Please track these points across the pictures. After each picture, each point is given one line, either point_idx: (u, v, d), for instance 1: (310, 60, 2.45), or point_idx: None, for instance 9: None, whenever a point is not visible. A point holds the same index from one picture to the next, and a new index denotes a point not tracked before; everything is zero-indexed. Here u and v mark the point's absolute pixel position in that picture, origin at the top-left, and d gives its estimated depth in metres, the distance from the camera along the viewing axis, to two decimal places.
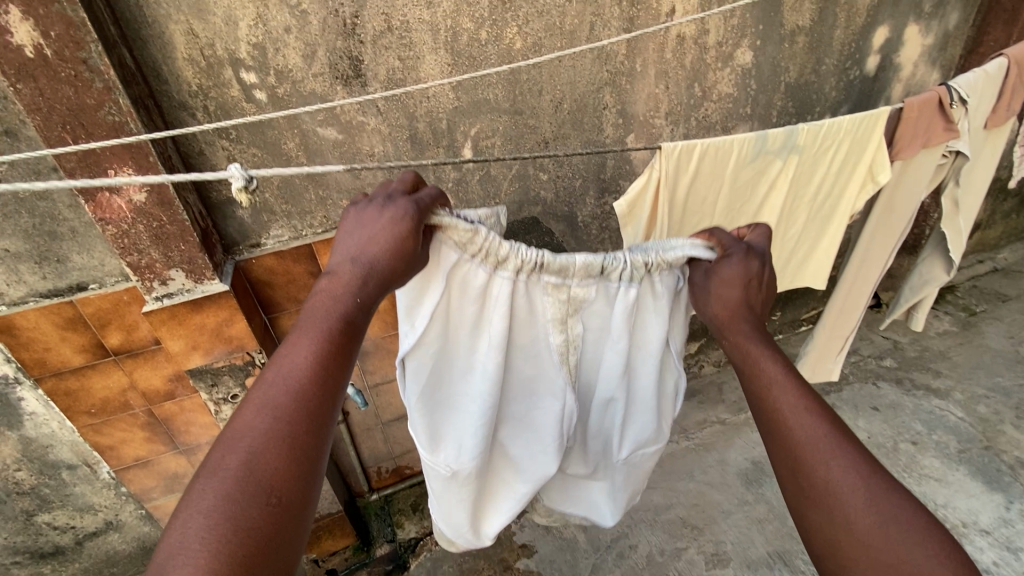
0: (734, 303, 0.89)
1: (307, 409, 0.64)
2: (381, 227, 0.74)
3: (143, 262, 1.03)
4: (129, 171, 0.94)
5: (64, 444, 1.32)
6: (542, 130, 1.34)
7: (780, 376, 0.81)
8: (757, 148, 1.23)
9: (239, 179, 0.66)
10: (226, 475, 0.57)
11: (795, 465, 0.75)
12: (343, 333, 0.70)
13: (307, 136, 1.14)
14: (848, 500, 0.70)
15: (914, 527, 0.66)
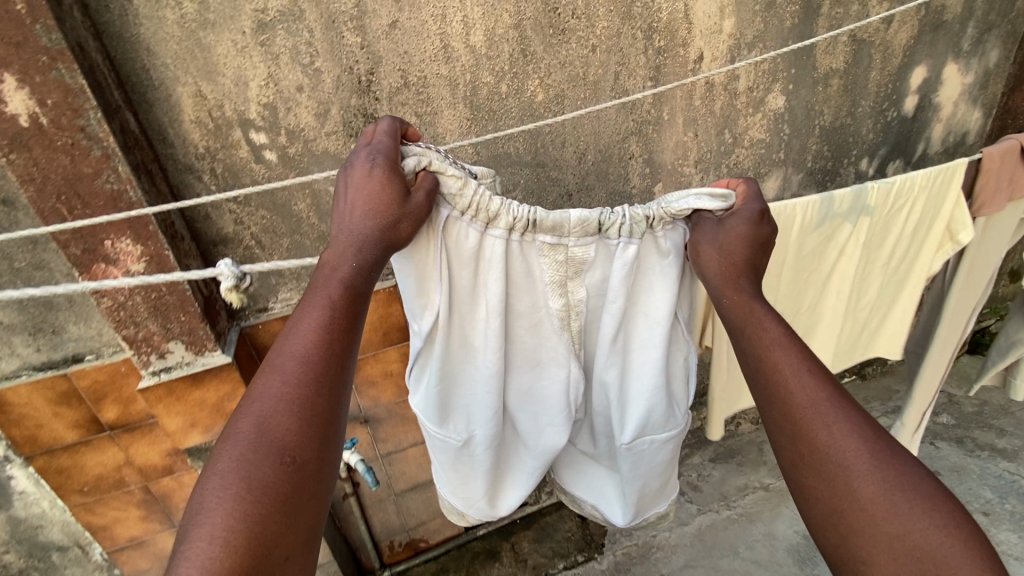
0: (739, 259, 0.82)
1: (317, 373, 0.62)
2: (370, 189, 0.69)
3: (140, 335, 0.95)
4: (127, 242, 0.88)
5: (55, 524, 1.22)
6: (566, 182, 1.26)
7: (777, 337, 0.75)
8: (823, 212, 1.16)
9: (229, 276, 0.71)
10: (239, 438, 0.57)
11: (795, 431, 0.69)
12: (349, 298, 0.66)
13: (318, 196, 1.08)
14: (850, 465, 0.64)
15: (918, 492, 0.61)
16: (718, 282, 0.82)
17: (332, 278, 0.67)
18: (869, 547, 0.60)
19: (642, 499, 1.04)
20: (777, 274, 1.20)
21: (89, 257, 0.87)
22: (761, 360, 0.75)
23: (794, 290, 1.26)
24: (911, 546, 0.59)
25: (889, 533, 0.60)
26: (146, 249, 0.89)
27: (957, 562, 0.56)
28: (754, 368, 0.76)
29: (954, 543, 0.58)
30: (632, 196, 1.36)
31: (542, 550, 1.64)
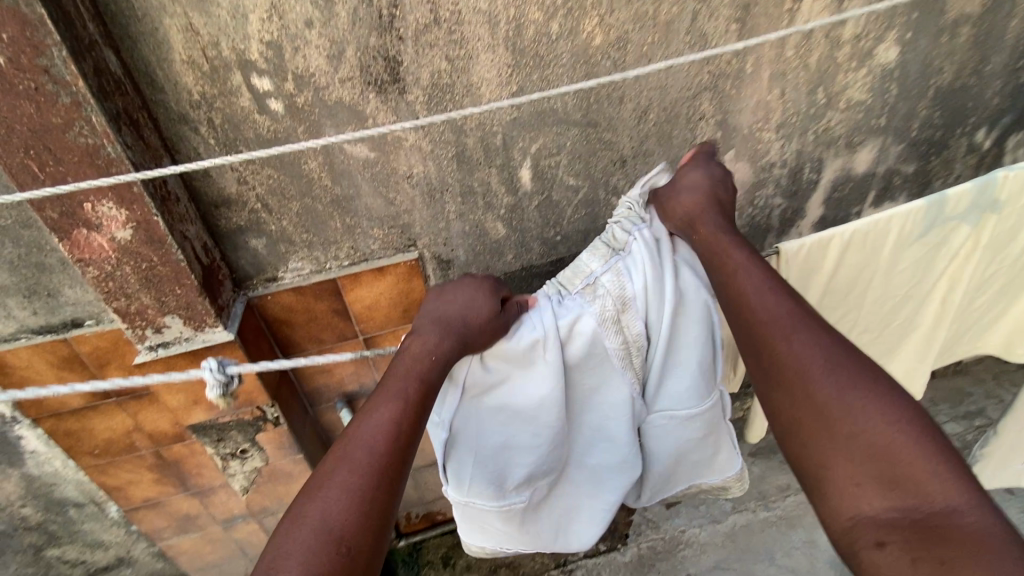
0: (700, 205, 0.89)
1: (382, 466, 0.67)
2: (459, 293, 0.83)
3: (133, 307, 0.87)
4: (109, 205, 0.77)
5: (70, 483, 1.21)
6: (620, 145, 1.07)
7: (743, 262, 0.83)
8: (927, 219, 1.10)
9: (216, 385, 0.79)
10: (306, 525, 0.61)
11: (765, 346, 0.75)
12: (421, 390, 0.74)
13: (332, 154, 0.93)
14: (808, 372, 0.69)
15: (876, 394, 0.65)
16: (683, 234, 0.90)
17: (409, 375, 0.75)
18: (828, 450, 0.65)
19: (678, 473, 1.01)
20: (860, 293, 1.19)
21: (68, 221, 0.77)
22: (730, 285, 0.82)
23: (887, 305, 1.24)
24: (867, 443, 0.63)
25: (846, 432, 0.64)
26: (132, 214, 0.78)
27: (912, 456, 0.60)
28: (725, 291, 0.82)
29: (906, 439, 0.61)
30: None
31: None
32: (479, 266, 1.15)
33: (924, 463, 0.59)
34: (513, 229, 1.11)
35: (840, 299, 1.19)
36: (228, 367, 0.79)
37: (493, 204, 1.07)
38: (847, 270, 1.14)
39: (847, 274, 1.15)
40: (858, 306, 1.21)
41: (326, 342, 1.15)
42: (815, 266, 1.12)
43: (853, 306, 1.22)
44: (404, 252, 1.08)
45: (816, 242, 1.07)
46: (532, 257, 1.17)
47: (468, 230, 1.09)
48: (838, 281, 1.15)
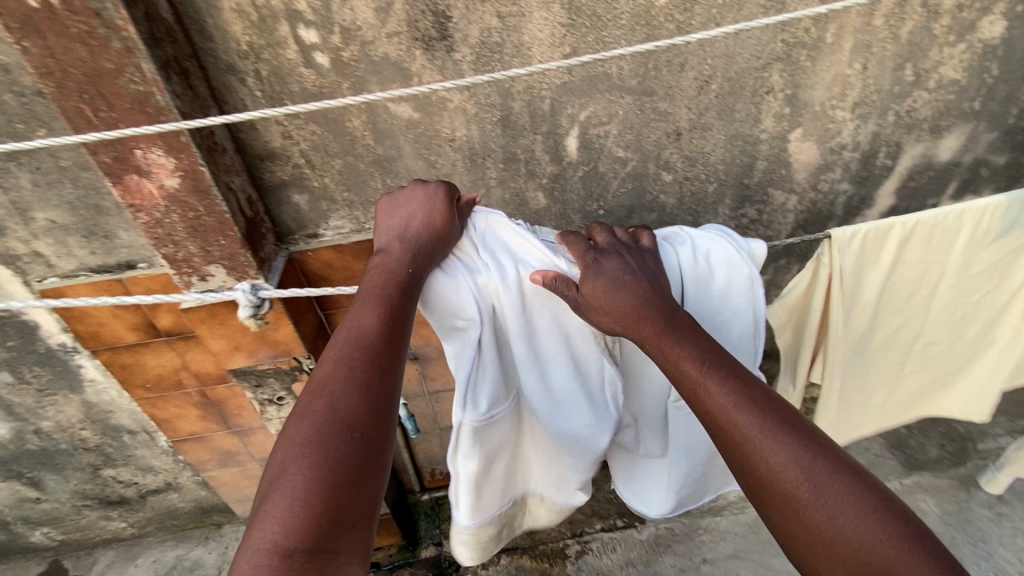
0: (627, 308, 0.78)
1: (378, 360, 0.69)
2: (420, 207, 0.81)
3: (180, 255, 0.90)
4: (158, 152, 0.79)
5: (124, 411, 1.30)
6: (676, 117, 1.00)
7: (700, 377, 0.72)
8: (1008, 217, 1.02)
9: (247, 304, 0.90)
10: (313, 418, 0.63)
11: (744, 467, 0.68)
12: (403, 291, 0.75)
13: (375, 112, 0.91)
14: (798, 496, 0.64)
15: (872, 516, 0.61)
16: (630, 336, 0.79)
17: (390, 283, 0.76)
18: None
19: (706, 480, 1.06)
20: (924, 294, 1.10)
21: (121, 166, 0.80)
22: (692, 401, 0.73)
23: (957, 312, 1.13)
24: (872, 565, 0.59)
25: (848, 560, 0.61)
26: (179, 163, 0.80)
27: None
28: (693, 408, 0.73)
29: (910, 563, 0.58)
30: (759, 143, 1.07)
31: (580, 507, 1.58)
32: None
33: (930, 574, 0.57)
34: (554, 200, 1.07)
35: (900, 303, 1.10)
36: (258, 291, 0.90)
37: (536, 172, 1.03)
38: (911, 266, 1.05)
39: (910, 275, 1.06)
40: (920, 311, 1.12)
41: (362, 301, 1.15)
42: (876, 261, 1.02)
43: (915, 312, 1.12)
44: None
45: (876, 230, 0.98)
46: (573, 230, 1.13)
47: (509, 198, 1.06)
48: (899, 278, 1.06)
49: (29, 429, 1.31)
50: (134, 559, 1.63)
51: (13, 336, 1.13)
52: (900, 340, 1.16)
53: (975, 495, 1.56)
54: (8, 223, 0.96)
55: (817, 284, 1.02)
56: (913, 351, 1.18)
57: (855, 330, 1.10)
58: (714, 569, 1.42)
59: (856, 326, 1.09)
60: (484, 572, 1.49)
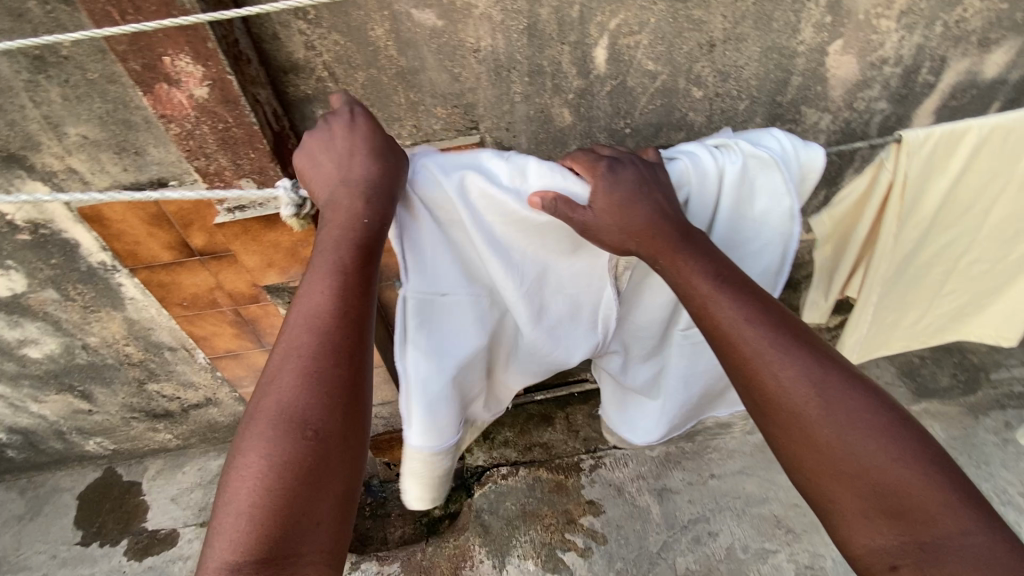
0: (639, 220, 0.79)
1: (330, 347, 0.69)
2: (347, 135, 0.78)
3: (212, 168, 0.92)
4: (186, 59, 0.79)
5: (164, 328, 1.38)
6: (710, 26, 0.96)
7: (714, 293, 0.74)
8: None
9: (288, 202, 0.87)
10: (262, 420, 0.65)
11: (754, 382, 0.71)
12: (358, 254, 0.74)
13: (399, 20, 0.89)
14: (804, 413, 0.68)
15: (882, 431, 0.65)
16: (643, 253, 0.80)
17: (339, 249, 0.74)
18: (839, 492, 0.65)
19: (691, 411, 1.14)
20: (976, 211, 1.10)
21: (151, 74, 0.80)
22: (705, 317, 0.75)
23: (1003, 230, 1.14)
24: (875, 480, 0.64)
25: (854, 475, 0.64)
26: (207, 71, 0.80)
27: (923, 490, 0.62)
28: (704, 325, 0.75)
29: (917, 476, 0.63)
30: (796, 56, 1.02)
31: (595, 425, 1.66)
32: (540, 156, 1.12)
33: (931, 489, 0.62)
34: (580, 118, 1.05)
35: (952, 218, 1.10)
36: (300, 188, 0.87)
37: (562, 86, 1.01)
38: (974, 179, 1.04)
39: (968, 186, 1.05)
40: (968, 229, 1.13)
41: None
42: (941, 167, 0.99)
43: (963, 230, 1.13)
44: (466, 134, 1.05)
45: (948, 133, 0.95)
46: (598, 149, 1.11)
47: (533, 114, 1.04)
48: (961, 187, 1.04)
49: (77, 344, 1.39)
50: (181, 467, 1.77)
51: (56, 254, 1.18)
52: (945, 259, 1.17)
53: (981, 422, 1.60)
54: (42, 138, 0.98)
55: (876, 192, 0.99)
56: (954, 270, 1.19)
57: (906, 244, 1.09)
58: (721, 483, 1.50)
59: (909, 240, 1.08)
60: (504, 481, 1.56)
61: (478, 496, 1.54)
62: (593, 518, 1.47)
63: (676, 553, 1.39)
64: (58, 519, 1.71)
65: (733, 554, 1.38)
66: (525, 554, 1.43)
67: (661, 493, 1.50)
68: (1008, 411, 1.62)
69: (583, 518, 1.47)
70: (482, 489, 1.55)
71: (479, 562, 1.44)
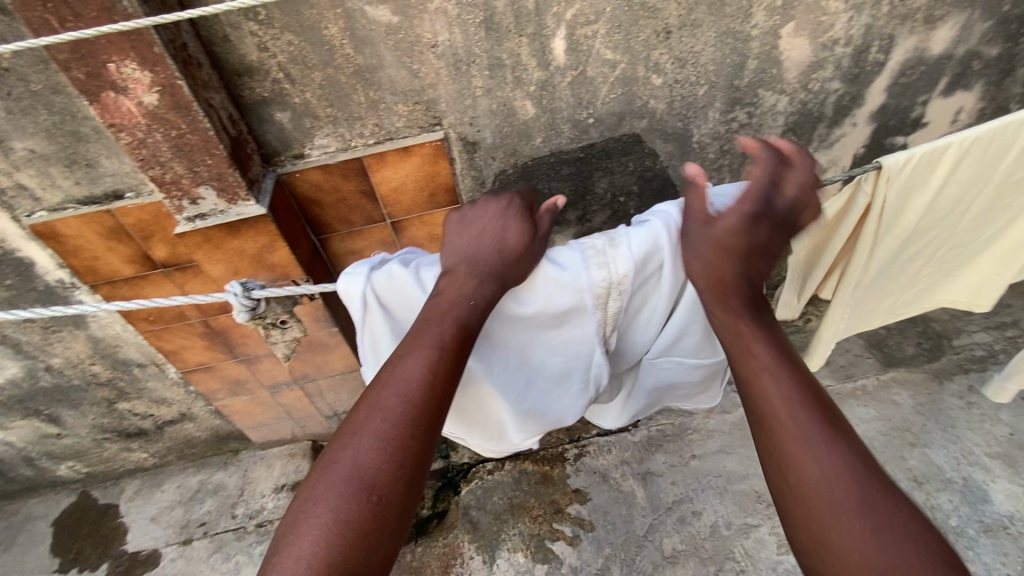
0: (728, 275, 0.81)
1: (412, 415, 0.72)
2: (495, 220, 0.86)
3: (168, 177, 0.89)
4: (131, 66, 0.77)
5: (131, 344, 1.34)
6: (665, 14, 0.97)
7: (770, 364, 0.76)
8: None
9: (242, 309, 0.94)
10: (338, 468, 0.68)
11: (788, 462, 0.70)
12: (459, 337, 0.78)
13: (352, 18, 0.88)
14: (840, 503, 0.65)
15: (918, 545, 0.62)
16: (708, 301, 0.82)
17: (445, 319, 0.79)
18: None
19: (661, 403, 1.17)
20: (958, 214, 1.08)
21: (96, 83, 0.78)
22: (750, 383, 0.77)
23: (988, 225, 1.13)
24: None
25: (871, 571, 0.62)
26: (155, 77, 0.78)
27: None
28: (750, 392, 0.76)
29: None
30: (750, 40, 1.04)
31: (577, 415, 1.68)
32: (506, 150, 1.11)
33: None
34: (543, 109, 1.06)
35: (939, 222, 1.07)
36: (248, 293, 0.92)
37: (523, 79, 1.01)
38: (958, 187, 1.01)
39: (953, 194, 1.02)
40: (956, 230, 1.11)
41: (355, 225, 1.15)
42: (922, 181, 0.97)
43: (950, 231, 1.11)
44: (430, 131, 1.05)
45: (928, 153, 0.93)
46: (562, 141, 1.12)
47: (496, 108, 1.04)
48: (941, 201, 1.03)
49: (40, 366, 1.35)
50: (160, 485, 1.73)
51: (10, 274, 1.14)
52: (929, 258, 1.16)
53: (946, 387, 1.67)
54: None
55: (853, 206, 0.99)
56: (935, 267, 1.19)
57: (885, 254, 1.08)
58: (702, 463, 1.53)
59: (888, 250, 1.07)
60: (490, 477, 1.57)
61: (466, 493, 1.55)
62: (580, 506, 1.49)
63: (662, 535, 1.41)
64: (32, 548, 1.65)
65: (717, 531, 1.40)
66: (515, 547, 1.44)
67: (645, 477, 1.52)
68: (972, 375, 1.69)
69: (570, 507, 1.49)
70: (469, 485, 1.57)
71: (469, 558, 1.44)
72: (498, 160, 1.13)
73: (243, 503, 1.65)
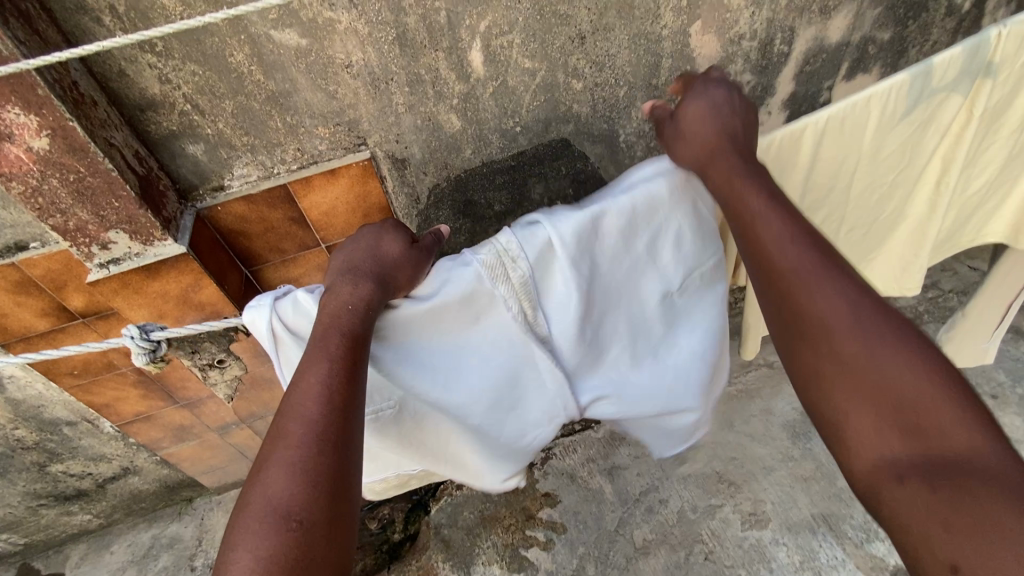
0: (719, 133, 0.83)
1: (318, 432, 0.64)
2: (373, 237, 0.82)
3: (72, 225, 0.84)
4: (15, 111, 0.72)
5: (56, 403, 1.25)
6: (577, 20, 0.99)
7: (765, 210, 0.75)
8: (915, 96, 1.00)
9: (146, 356, 0.85)
10: (250, 509, 0.59)
11: (787, 299, 0.71)
12: (348, 342, 0.72)
13: (258, 44, 0.85)
14: (835, 323, 0.67)
15: (911, 356, 0.63)
16: (712, 155, 0.82)
17: (330, 330, 0.72)
18: (850, 406, 0.65)
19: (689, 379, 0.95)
20: (842, 188, 1.11)
21: None
22: (751, 235, 0.75)
23: (872, 196, 1.16)
24: (877, 383, 0.64)
25: (874, 385, 0.64)
26: (44, 120, 0.73)
27: (940, 411, 0.60)
28: (749, 241, 0.76)
29: (935, 397, 0.61)
30: (661, 40, 1.08)
31: None
32: (436, 164, 1.10)
33: (951, 416, 0.60)
34: (468, 121, 1.06)
35: (821, 200, 1.12)
36: (150, 334, 0.84)
37: (444, 93, 1.00)
38: (828, 163, 1.06)
39: (825, 170, 1.06)
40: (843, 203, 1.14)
41: (287, 252, 1.12)
42: (789, 160, 1.02)
43: (838, 205, 1.15)
44: (356, 151, 1.03)
45: (788, 135, 0.98)
46: (492, 151, 1.12)
47: (421, 123, 1.03)
48: (817, 176, 1.07)
49: None
50: (108, 547, 1.62)
51: None
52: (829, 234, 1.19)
53: None
54: None
55: None
56: (840, 239, 1.21)
57: None
58: None
59: None
60: (459, 492, 1.55)
61: (436, 512, 1.52)
62: (551, 509, 1.49)
63: (633, 527, 1.44)
64: None
65: (684, 516, 1.44)
66: (489, 560, 1.43)
67: (611, 472, 1.54)
68: None
69: (541, 512, 1.49)
70: (439, 504, 1.55)
71: None
72: (429, 175, 1.11)
73: (202, 553, 1.56)
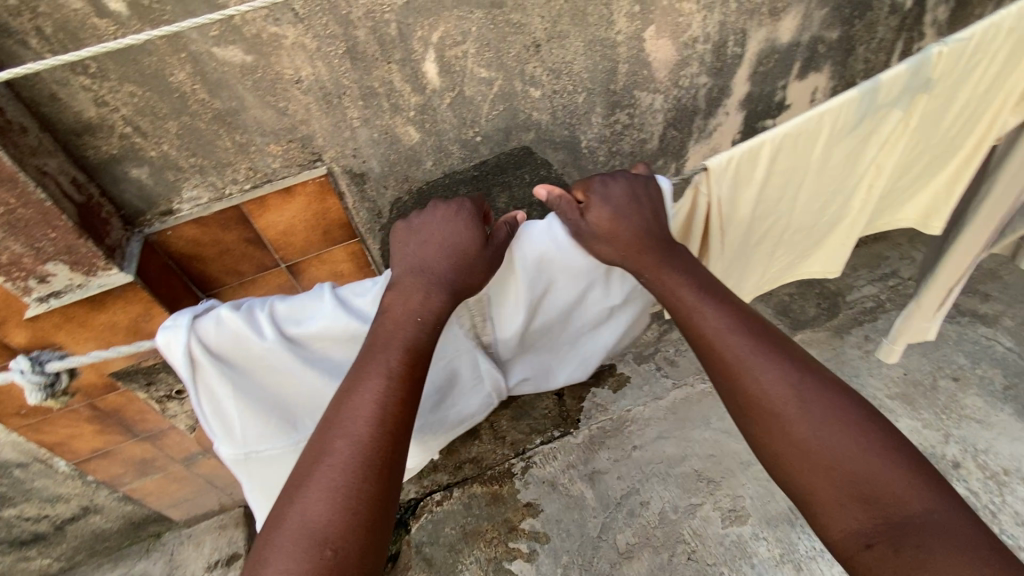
0: (630, 237, 0.84)
1: (353, 463, 0.69)
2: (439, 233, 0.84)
3: (5, 259, 0.79)
4: None
5: (4, 445, 1.18)
6: (531, 28, 0.99)
7: (698, 302, 0.81)
8: (862, 109, 1.02)
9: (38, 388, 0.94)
10: (284, 539, 0.64)
11: (733, 384, 0.76)
12: (406, 360, 0.77)
13: (200, 62, 0.82)
14: (783, 409, 0.72)
15: (853, 428, 0.69)
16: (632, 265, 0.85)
17: (383, 353, 0.77)
18: (816, 484, 0.68)
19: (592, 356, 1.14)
20: (791, 196, 1.13)
21: None
22: (691, 324, 0.81)
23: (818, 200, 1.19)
24: (848, 473, 0.66)
25: (825, 464, 0.68)
26: None
27: (890, 479, 0.65)
28: (690, 335, 0.81)
29: (885, 465, 0.66)
30: (617, 46, 1.08)
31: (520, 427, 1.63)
32: (396, 177, 1.08)
33: (901, 480, 0.65)
34: (427, 133, 1.04)
35: (774, 209, 1.13)
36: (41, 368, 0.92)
37: (400, 105, 0.98)
38: (781, 175, 1.06)
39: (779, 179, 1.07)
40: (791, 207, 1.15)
41: (245, 273, 1.08)
42: (747, 176, 1.02)
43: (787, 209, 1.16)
44: (312, 168, 1.00)
45: (746, 152, 0.97)
46: (453, 162, 1.11)
47: (378, 137, 1.01)
48: (771, 188, 1.07)
49: None
50: None
51: None
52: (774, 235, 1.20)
53: (847, 339, 1.81)
54: None
55: (697, 208, 1.02)
56: (783, 239, 1.22)
57: (733, 240, 1.12)
58: (644, 453, 1.57)
59: (735, 237, 1.12)
60: (439, 509, 1.52)
61: (416, 530, 1.49)
62: (533, 519, 1.47)
63: (616, 532, 1.43)
64: None
65: (665, 517, 1.44)
66: None
67: (592, 477, 1.54)
68: (868, 326, 1.85)
69: (524, 522, 1.47)
70: (419, 522, 1.51)
71: None
72: (389, 189, 1.09)
73: None
